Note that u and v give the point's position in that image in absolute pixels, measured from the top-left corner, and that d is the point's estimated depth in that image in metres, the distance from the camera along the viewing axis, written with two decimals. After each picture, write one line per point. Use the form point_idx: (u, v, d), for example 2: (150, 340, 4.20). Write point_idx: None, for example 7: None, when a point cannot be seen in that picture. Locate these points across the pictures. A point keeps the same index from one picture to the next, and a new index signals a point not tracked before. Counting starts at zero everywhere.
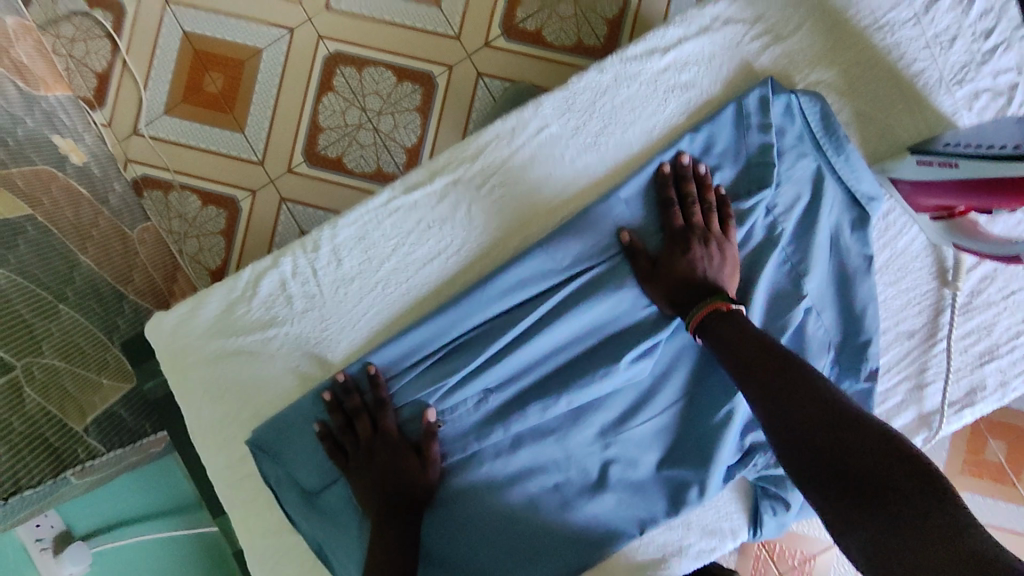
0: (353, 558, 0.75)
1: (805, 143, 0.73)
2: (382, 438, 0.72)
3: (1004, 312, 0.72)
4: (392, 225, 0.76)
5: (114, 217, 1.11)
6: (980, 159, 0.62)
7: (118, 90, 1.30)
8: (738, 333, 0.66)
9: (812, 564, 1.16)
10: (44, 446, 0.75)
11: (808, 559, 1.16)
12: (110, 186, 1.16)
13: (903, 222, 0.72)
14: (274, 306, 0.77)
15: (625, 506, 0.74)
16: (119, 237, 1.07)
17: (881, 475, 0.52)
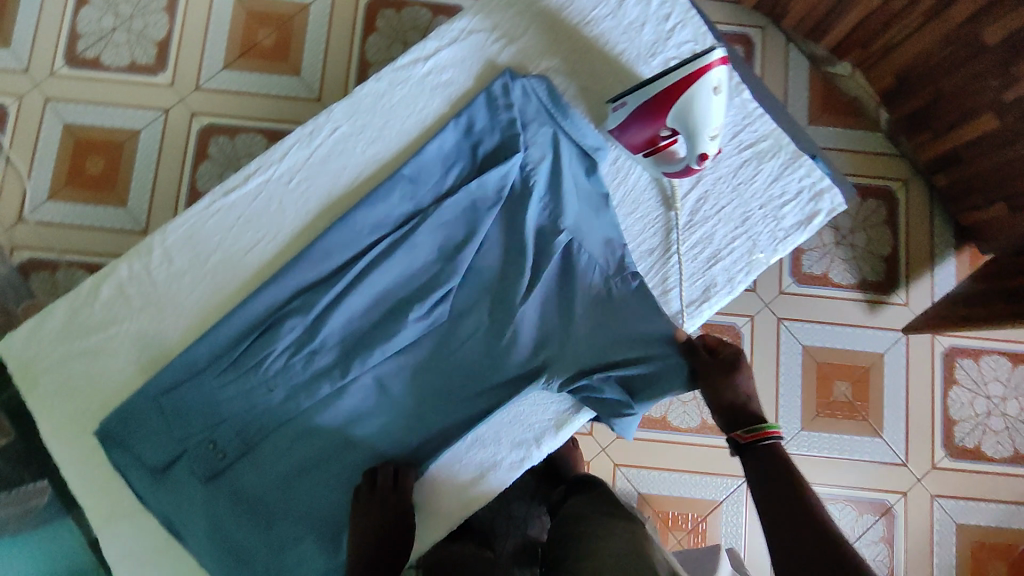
0: (200, 522, 0.84)
1: (542, 115, 0.90)
2: (397, 478, 0.83)
3: (718, 224, 0.90)
4: (215, 224, 0.89)
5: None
6: (631, 93, 0.81)
7: (3, 182, 1.41)
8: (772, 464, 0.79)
9: (704, 523, 1.49)
10: None
11: (700, 521, 1.48)
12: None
13: (628, 164, 0.91)
14: (114, 307, 0.87)
15: (438, 431, 0.88)
16: None
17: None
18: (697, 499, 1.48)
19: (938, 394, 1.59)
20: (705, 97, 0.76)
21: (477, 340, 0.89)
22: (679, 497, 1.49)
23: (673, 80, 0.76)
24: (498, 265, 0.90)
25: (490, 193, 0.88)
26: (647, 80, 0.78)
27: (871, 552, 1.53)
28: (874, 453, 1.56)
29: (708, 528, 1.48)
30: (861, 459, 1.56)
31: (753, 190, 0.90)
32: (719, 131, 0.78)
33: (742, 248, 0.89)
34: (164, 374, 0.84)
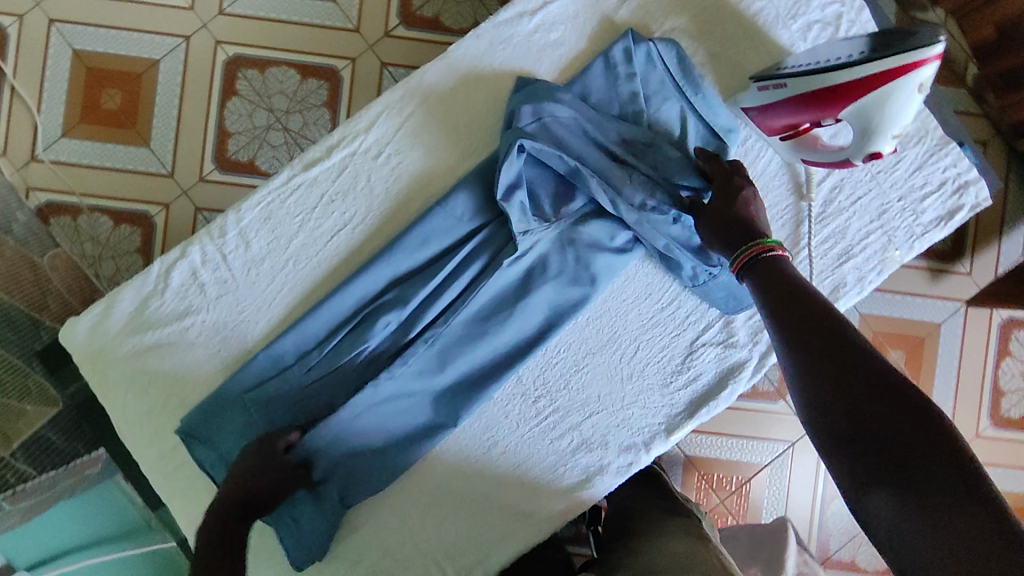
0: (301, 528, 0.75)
1: (667, 88, 0.80)
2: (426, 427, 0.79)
3: (853, 217, 0.82)
4: (295, 203, 0.80)
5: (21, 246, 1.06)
6: (804, 76, 0.71)
7: (9, 114, 1.22)
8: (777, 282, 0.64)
9: (750, 487, 1.28)
10: None
11: (744, 483, 1.28)
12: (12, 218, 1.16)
13: (759, 146, 0.82)
14: (187, 295, 0.79)
15: (543, 434, 0.81)
16: (28, 265, 1.04)
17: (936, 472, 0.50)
18: (742, 463, 1.28)
19: (989, 366, 1.34)
20: (901, 96, 0.67)
21: (579, 341, 0.82)
22: (721, 459, 1.28)
23: (871, 72, 0.66)
24: (611, 257, 0.80)
25: (567, 167, 0.76)
26: (833, 66, 0.68)
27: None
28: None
29: (752, 492, 1.28)
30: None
31: (894, 179, 0.82)
32: (902, 130, 0.70)
33: (876, 244, 0.82)
34: (250, 372, 0.77)
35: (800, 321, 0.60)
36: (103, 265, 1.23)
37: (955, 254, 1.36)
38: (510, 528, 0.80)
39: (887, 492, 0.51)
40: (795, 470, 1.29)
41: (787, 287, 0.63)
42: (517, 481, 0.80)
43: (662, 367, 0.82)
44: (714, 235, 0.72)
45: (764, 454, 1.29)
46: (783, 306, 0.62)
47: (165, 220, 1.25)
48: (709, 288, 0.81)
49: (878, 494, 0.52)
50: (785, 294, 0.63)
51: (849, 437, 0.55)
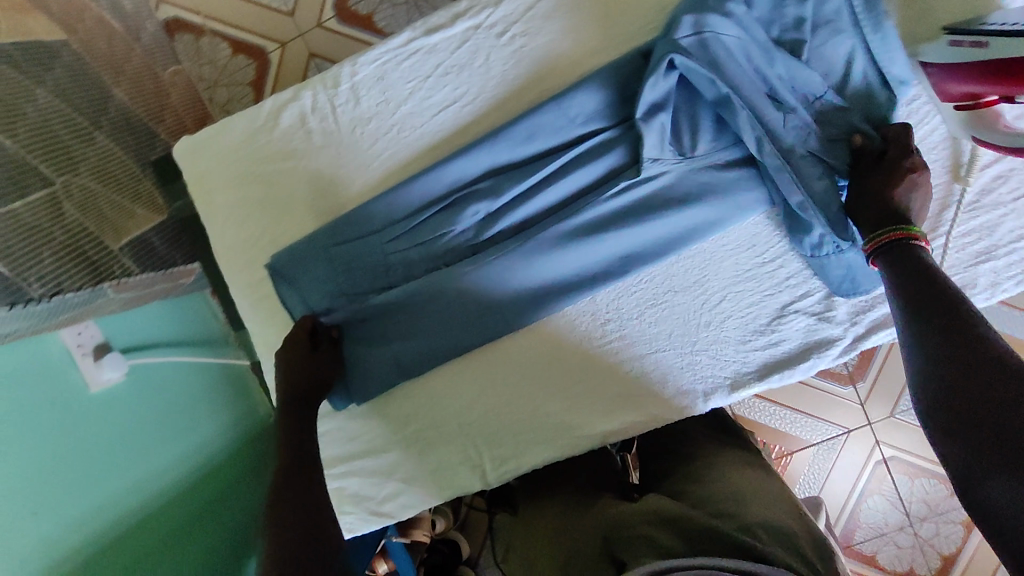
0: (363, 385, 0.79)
1: (842, 19, 0.69)
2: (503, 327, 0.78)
3: (1010, 214, 0.73)
4: (412, 67, 0.77)
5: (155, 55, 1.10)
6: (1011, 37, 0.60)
7: None
8: (916, 268, 0.60)
9: (789, 459, 1.27)
10: (83, 257, 0.86)
11: (785, 455, 1.26)
12: (143, 26, 1.18)
13: (926, 110, 0.73)
14: (294, 138, 0.79)
15: (605, 360, 0.79)
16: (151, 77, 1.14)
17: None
18: (789, 435, 1.26)
19: None
20: None
21: (665, 277, 0.79)
22: (770, 426, 1.27)
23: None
24: (724, 205, 0.75)
25: (715, 94, 0.69)
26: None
27: (943, 531, 1.24)
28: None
29: (790, 466, 1.26)
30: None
31: None
32: None
33: None
34: (339, 227, 0.78)
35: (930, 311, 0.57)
36: (217, 92, 1.27)
37: None
38: (550, 438, 0.79)
39: (1006, 477, 0.46)
40: (843, 455, 1.25)
41: (923, 280, 0.59)
42: (565, 396, 0.80)
43: (748, 324, 0.78)
44: (862, 204, 0.68)
45: (813, 432, 1.26)
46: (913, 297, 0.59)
47: (279, 58, 1.26)
48: (829, 264, 0.75)
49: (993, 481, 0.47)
50: (919, 286, 0.59)
51: (968, 424, 0.50)
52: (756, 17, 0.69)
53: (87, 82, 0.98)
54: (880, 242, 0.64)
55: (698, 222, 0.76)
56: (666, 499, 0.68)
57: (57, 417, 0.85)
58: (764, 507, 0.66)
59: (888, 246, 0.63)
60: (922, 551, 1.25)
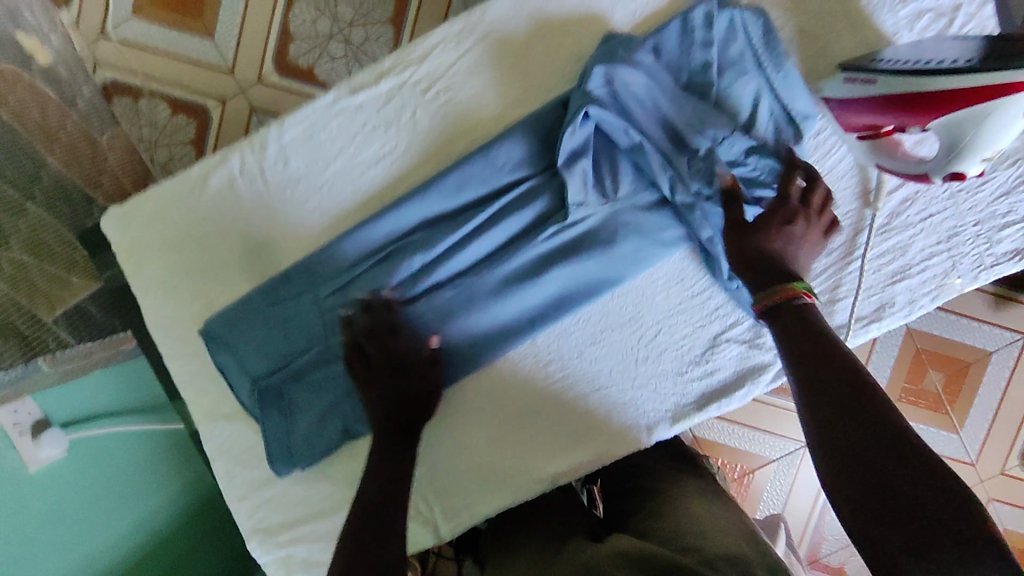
0: (313, 445, 0.79)
1: (746, 61, 0.73)
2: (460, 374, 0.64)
3: (920, 233, 0.76)
4: (338, 125, 0.78)
5: (83, 120, 1.10)
6: (897, 78, 0.64)
7: None
8: (805, 325, 0.62)
9: (752, 476, 1.27)
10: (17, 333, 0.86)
11: (747, 472, 1.27)
12: (79, 90, 1.13)
13: (832, 142, 0.75)
14: (224, 202, 0.79)
15: (545, 403, 0.80)
16: (88, 142, 1.09)
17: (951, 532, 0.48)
18: (750, 452, 1.26)
19: None
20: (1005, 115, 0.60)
21: (601, 316, 0.80)
22: (729, 445, 1.27)
23: (974, 85, 0.59)
24: (651, 244, 0.77)
25: (630, 141, 0.73)
26: (936, 71, 0.61)
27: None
28: (943, 447, 1.26)
29: (754, 482, 1.27)
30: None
31: (975, 201, 0.76)
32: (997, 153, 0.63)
33: (937, 269, 0.76)
34: (275, 287, 0.77)
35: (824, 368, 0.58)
36: (157, 152, 1.26)
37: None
38: (501, 485, 0.80)
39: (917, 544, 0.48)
40: (802, 471, 1.27)
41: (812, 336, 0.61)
42: (514, 442, 0.80)
43: (683, 356, 0.80)
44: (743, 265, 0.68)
45: (771, 449, 1.27)
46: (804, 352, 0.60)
47: (221, 115, 1.25)
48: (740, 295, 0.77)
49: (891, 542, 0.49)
50: (806, 344, 0.61)
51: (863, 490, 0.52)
52: (659, 66, 0.73)
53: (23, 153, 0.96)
54: (772, 301, 0.64)
55: (626, 261, 0.77)
56: (632, 542, 0.66)
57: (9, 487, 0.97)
58: (726, 537, 0.64)
59: (773, 306, 0.64)
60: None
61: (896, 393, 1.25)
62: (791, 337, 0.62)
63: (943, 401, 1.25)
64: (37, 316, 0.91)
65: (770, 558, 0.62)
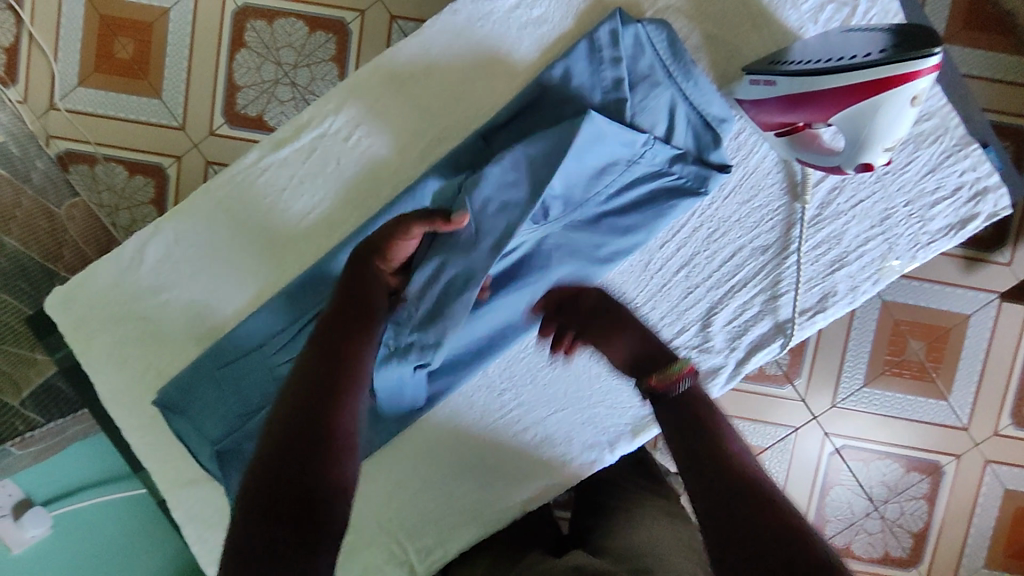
0: None
1: (656, 73, 0.73)
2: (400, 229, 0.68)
3: (852, 221, 0.76)
4: (266, 183, 0.78)
5: (39, 194, 1.07)
6: (799, 76, 0.64)
7: (29, 63, 1.23)
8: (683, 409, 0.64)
9: None
10: None
11: None
12: (31, 166, 1.10)
13: (754, 141, 0.75)
14: (163, 272, 0.79)
15: (503, 431, 0.81)
16: (45, 215, 1.06)
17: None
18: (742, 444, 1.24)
19: (1017, 365, 1.24)
20: (893, 106, 0.61)
21: (548, 340, 0.80)
22: None
23: (858, 81, 0.60)
24: (588, 265, 0.76)
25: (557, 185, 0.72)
26: (826, 71, 0.61)
27: (906, 510, 1.27)
28: (933, 415, 1.25)
29: None
30: (915, 422, 1.25)
31: (902, 181, 0.75)
32: (897, 142, 0.63)
33: (874, 252, 0.76)
34: (223, 350, 0.78)
35: (708, 465, 0.58)
36: (119, 217, 1.26)
37: (994, 243, 1.24)
38: (471, 515, 0.81)
39: None
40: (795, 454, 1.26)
41: (691, 418, 0.63)
42: (480, 471, 0.81)
43: (635, 368, 0.80)
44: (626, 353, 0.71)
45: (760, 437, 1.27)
46: (688, 441, 0.61)
47: (177, 172, 1.26)
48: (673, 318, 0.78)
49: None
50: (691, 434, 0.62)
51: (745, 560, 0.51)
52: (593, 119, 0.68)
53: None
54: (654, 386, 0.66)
55: (565, 282, 0.77)
56: (586, 557, 0.68)
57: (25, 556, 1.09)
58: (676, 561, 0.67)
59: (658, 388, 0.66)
60: (893, 533, 1.27)
61: (879, 367, 1.24)
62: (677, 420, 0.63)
63: (928, 367, 1.24)
64: (4, 401, 0.91)
65: None
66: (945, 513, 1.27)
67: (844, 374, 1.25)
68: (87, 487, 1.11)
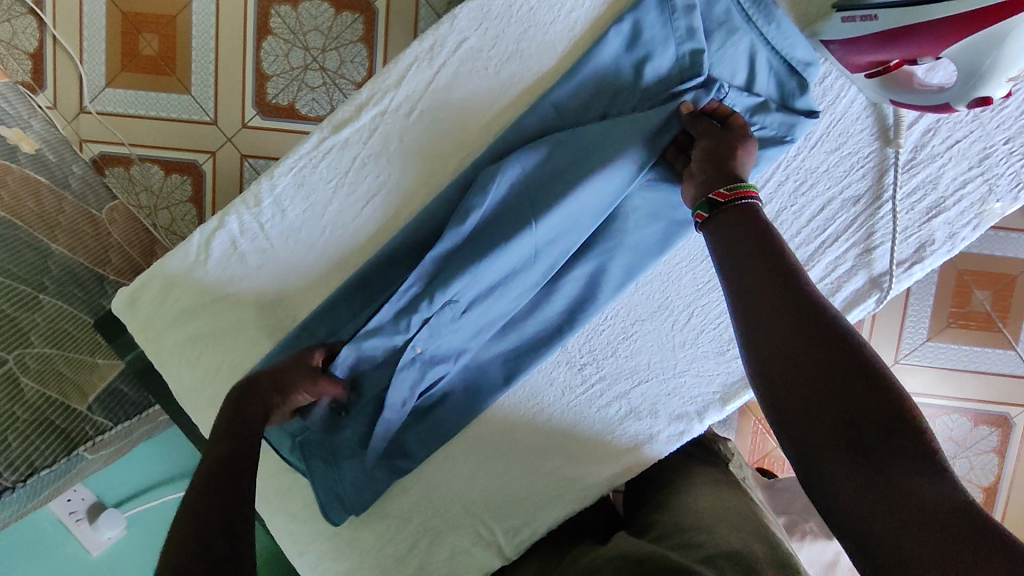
0: (366, 489, 0.78)
1: (733, 18, 0.68)
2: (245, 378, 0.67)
3: (948, 163, 0.71)
4: (327, 167, 0.75)
5: (80, 200, 1.05)
6: (899, 9, 0.59)
7: (56, 67, 1.21)
8: (741, 226, 0.58)
9: None
10: (52, 428, 0.87)
11: None
12: (69, 170, 1.07)
13: (840, 85, 0.71)
14: (230, 265, 0.77)
15: (585, 405, 0.79)
16: (89, 220, 1.04)
17: (902, 446, 0.46)
18: None
19: None
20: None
21: (629, 309, 0.78)
22: None
23: (971, 10, 0.55)
24: (666, 229, 0.74)
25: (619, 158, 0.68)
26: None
27: (976, 464, 1.24)
28: (1002, 367, 1.20)
29: None
30: (983, 374, 1.20)
31: (1002, 118, 0.70)
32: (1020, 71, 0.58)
33: (973, 195, 0.71)
34: (298, 340, 0.76)
35: (770, 305, 0.53)
36: (159, 216, 1.25)
37: None
38: (558, 491, 0.79)
39: (847, 464, 0.47)
40: None
41: (756, 237, 0.57)
42: (564, 449, 0.79)
43: (720, 336, 0.77)
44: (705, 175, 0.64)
45: None
46: (742, 271, 0.56)
47: (213, 168, 1.24)
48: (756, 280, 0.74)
49: (830, 457, 0.48)
50: (746, 252, 0.56)
51: (799, 407, 0.50)
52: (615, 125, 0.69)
53: (28, 246, 0.90)
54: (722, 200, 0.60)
55: (641, 247, 0.74)
56: (631, 541, 0.70)
57: (97, 559, 1.10)
58: (732, 533, 0.67)
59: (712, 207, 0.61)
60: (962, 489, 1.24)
61: (944, 320, 1.19)
62: (727, 241, 0.58)
63: (995, 319, 1.18)
64: (72, 407, 0.90)
65: (775, 549, 0.64)
66: (1016, 466, 1.23)
67: (907, 330, 1.20)
68: (155, 486, 1.14)
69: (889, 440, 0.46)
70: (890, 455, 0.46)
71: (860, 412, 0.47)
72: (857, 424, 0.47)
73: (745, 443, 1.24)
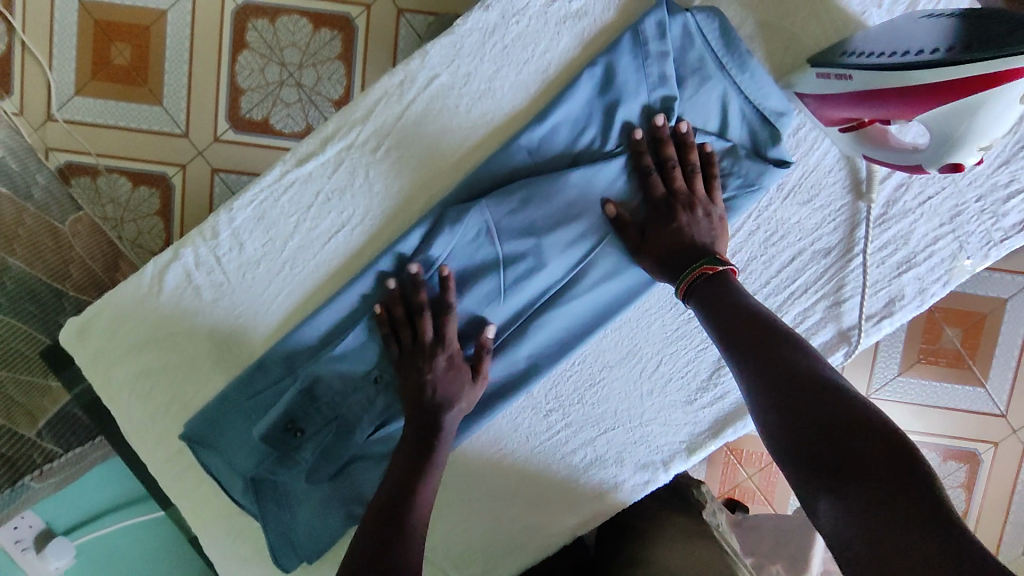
0: (320, 534, 0.76)
1: (707, 66, 0.68)
2: (438, 343, 0.69)
3: (920, 219, 0.71)
4: (289, 201, 0.73)
5: (42, 211, 1.01)
6: (877, 71, 0.58)
7: (23, 73, 1.17)
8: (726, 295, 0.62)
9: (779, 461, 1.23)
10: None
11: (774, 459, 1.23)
12: (32, 180, 1.03)
13: (814, 136, 0.70)
14: (184, 298, 0.74)
15: (549, 454, 0.77)
16: (49, 232, 0.98)
17: (898, 484, 0.45)
18: None
19: None
20: (1000, 105, 0.55)
21: (598, 355, 0.76)
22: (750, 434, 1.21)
23: (952, 78, 0.54)
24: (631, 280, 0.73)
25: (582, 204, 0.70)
26: (914, 66, 0.56)
27: None
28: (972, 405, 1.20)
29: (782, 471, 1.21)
30: (953, 411, 1.20)
31: (973, 176, 0.70)
32: (991, 142, 0.58)
33: (943, 252, 0.71)
34: (250, 379, 0.72)
35: (760, 363, 0.57)
36: (125, 229, 1.21)
37: None
38: (521, 540, 0.77)
39: (844, 504, 0.47)
40: None
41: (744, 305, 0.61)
42: (524, 497, 0.77)
43: (687, 387, 0.77)
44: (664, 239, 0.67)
45: None
46: (735, 331, 0.60)
47: (182, 181, 1.20)
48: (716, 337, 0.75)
49: (827, 499, 0.48)
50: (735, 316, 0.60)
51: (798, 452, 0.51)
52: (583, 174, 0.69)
53: None
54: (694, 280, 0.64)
55: (607, 297, 0.73)
56: None
57: None
58: None
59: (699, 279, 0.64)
60: None
61: (915, 356, 1.19)
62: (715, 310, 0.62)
63: (965, 357, 1.18)
64: (19, 433, 0.85)
65: None
66: (984, 501, 1.22)
67: (879, 366, 1.20)
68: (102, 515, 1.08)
69: (886, 480, 0.46)
70: (889, 493, 0.45)
71: (856, 455, 0.48)
72: (854, 467, 0.48)
73: (715, 474, 1.22)
